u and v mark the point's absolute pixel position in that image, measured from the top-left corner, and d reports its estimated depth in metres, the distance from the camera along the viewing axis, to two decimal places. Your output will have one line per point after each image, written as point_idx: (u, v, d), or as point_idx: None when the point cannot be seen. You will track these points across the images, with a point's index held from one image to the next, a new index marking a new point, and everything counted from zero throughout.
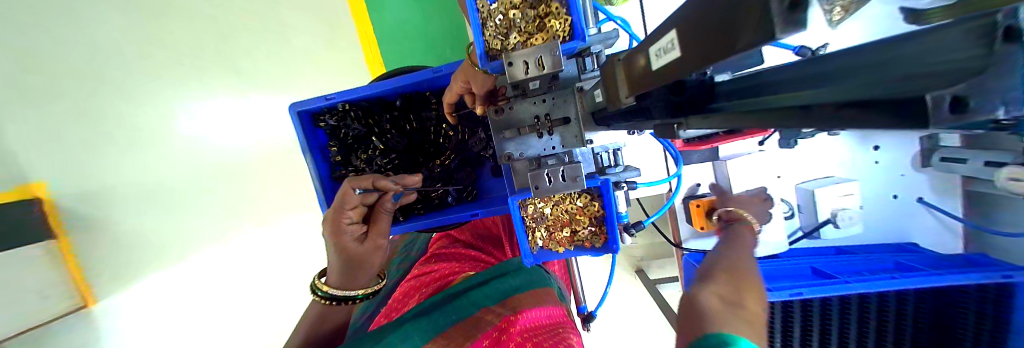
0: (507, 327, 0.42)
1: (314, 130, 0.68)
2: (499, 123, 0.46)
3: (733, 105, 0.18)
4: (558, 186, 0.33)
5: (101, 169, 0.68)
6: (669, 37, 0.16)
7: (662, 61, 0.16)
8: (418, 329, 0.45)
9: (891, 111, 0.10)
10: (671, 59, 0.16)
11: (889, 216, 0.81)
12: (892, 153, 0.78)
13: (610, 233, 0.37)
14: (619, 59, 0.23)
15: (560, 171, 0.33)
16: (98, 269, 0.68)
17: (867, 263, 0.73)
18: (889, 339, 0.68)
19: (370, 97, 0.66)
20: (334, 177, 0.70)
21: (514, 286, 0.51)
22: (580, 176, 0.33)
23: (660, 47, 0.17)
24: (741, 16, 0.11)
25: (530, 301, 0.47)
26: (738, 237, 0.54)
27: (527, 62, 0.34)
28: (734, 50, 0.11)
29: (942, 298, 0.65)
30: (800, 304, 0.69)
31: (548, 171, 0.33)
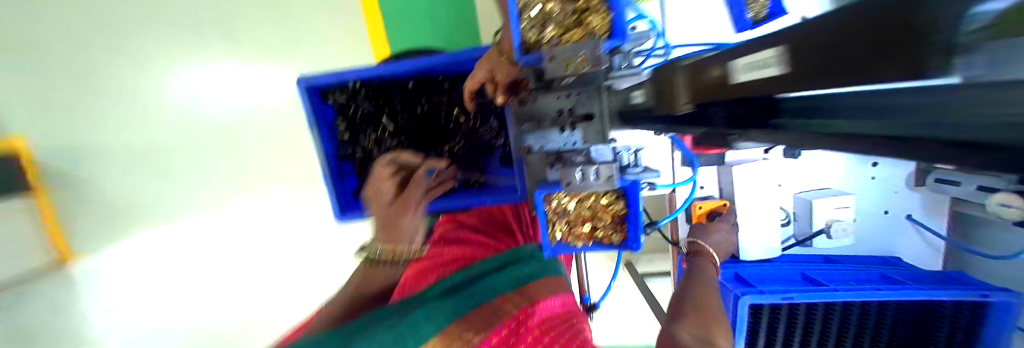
0: (526, 319, 0.46)
1: (322, 107, 0.66)
2: (520, 114, 0.46)
3: (797, 123, 0.18)
4: (589, 185, 0.34)
5: (69, 128, 0.80)
6: (767, 55, 0.16)
7: (752, 77, 0.17)
8: (439, 306, 0.43)
9: (972, 149, 0.10)
10: (767, 76, 0.16)
11: (881, 230, 0.83)
12: (890, 170, 0.80)
13: (631, 231, 0.37)
14: (683, 65, 0.22)
15: (594, 170, 0.33)
16: (72, 224, 0.81)
17: (857, 271, 0.76)
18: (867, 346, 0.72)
19: (381, 77, 0.64)
20: (340, 157, 0.68)
21: (528, 274, 0.54)
22: (613, 177, 0.34)
23: (751, 62, 0.17)
24: (895, 37, 0.10)
25: (542, 292, 0.51)
26: (700, 265, 0.58)
27: (566, 58, 0.33)
28: (886, 79, 0.11)
29: (923, 311, 0.67)
30: (790, 309, 0.71)
31: (581, 168, 0.34)
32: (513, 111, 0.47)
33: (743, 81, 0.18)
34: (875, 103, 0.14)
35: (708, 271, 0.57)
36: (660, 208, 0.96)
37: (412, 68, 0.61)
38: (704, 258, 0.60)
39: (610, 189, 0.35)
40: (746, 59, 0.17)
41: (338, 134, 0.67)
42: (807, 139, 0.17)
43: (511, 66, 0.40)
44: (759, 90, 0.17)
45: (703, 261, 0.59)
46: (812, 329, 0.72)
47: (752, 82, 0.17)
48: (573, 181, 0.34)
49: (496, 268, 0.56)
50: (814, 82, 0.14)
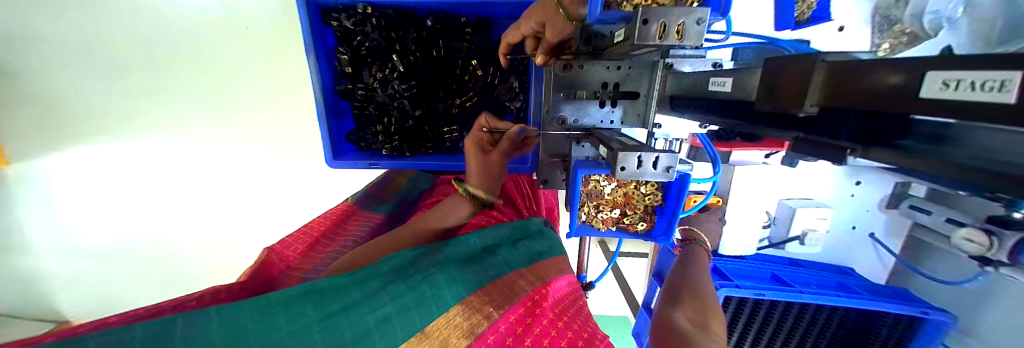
0: (542, 298, 0.42)
1: (321, 30, 0.57)
2: (561, 80, 0.42)
3: (930, 151, 0.15)
4: (644, 173, 0.28)
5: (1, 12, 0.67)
6: (999, 74, 0.11)
7: (955, 95, 0.13)
8: (459, 273, 0.41)
9: None
10: (981, 100, 0.12)
11: (845, 243, 0.90)
12: (871, 189, 0.83)
13: (659, 223, 0.37)
14: (826, 62, 0.18)
15: (655, 158, 0.27)
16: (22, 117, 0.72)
17: (817, 277, 0.83)
18: (810, 341, 0.81)
19: (398, 6, 0.56)
20: (338, 91, 0.61)
21: (539, 250, 0.54)
22: (674, 168, 0.28)
23: (962, 78, 0.12)
24: None
25: (552, 270, 0.50)
26: (697, 257, 0.61)
27: (663, 24, 0.26)
28: None
29: (867, 316, 0.76)
30: (755, 304, 0.76)
31: (641, 153, 0.27)
32: (553, 75, 0.42)
33: (929, 97, 0.13)
34: None
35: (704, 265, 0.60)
36: None
37: (438, 1, 0.54)
38: (700, 249, 0.64)
39: (663, 180, 0.29)
40: (952, 72, 0.13)
41: (338, 64, 0.59)
42: (936, 172, 0.15)
43: (568, 23, 0.34)
44: (956, 112, 0.13)
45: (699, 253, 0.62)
46: (769, 323, 0.79)
47: (941, 101, 0.13)
48: (622, 167, 0.28)
49: (508, 240, 0.55)
50: (977, 113, 0.12)
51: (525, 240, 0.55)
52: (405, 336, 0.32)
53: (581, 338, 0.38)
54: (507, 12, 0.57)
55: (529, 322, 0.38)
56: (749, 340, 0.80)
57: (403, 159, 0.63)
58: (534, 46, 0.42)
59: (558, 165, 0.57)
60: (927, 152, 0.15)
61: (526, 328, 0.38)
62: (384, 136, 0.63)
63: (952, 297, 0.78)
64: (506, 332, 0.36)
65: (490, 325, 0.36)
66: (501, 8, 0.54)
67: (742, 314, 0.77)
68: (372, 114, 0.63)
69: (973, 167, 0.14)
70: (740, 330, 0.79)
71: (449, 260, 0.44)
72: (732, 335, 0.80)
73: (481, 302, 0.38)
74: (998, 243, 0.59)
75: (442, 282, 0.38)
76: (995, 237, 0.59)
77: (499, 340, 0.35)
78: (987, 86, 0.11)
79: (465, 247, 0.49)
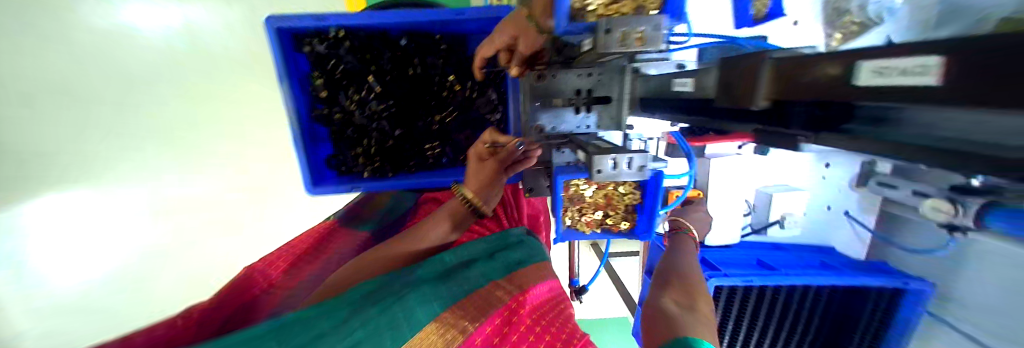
0: (520, 304, 0.45)
1: (294, 56, 0.57)
2: (536, 90, 0.43)
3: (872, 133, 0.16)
4: (620, 173, 0.29)
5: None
6: (921, 60, 0.12)
7: (886, 82, 0.13)
8: (430, 295, 0.41)
9: None
10: (907, 85, 0.13)
11: (822, 223, 0.95)
12: (840, 170, 0.89)
13: (642, 221, 0.37)
14: (774, 58, 0.19)
15: (629, 158, 0.29)
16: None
17: (799, 259, 0.86)
18: (801, 322, 0.82)
19: (371, 28, 0.56)
20: (314, 116, 0.60)
21: (516, 260, 0.55)
22: (647, 167, 0.29)
23: (889, 66, 0.13)
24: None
25: (529, 278, 0.51)
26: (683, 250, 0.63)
27: (624, 34, 0.27)
28: None
29: (851, 292, 0.79)
30: (745, 291, 0.78)
31: (615, 156, 0.28)
32: (529, 86, 0.43)
33: (865, 85, 0.14)
34: None
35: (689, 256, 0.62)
36: None
37: (411, 20, 0.55)
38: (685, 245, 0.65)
39: (639, 179, 0.31)
40: (883, 60, 0.13)
41: (314, 90, 0.59)
42: (878, 153, 0.17)
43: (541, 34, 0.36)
44: (885, 97, 0.14)
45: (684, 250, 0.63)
46: (761, 308, 0.80)
47: (876, 89, 0.14)
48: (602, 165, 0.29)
49: (483, 254, 0.55)
50: (902, 96, 0.13)
51: (500, 252, 0.56)
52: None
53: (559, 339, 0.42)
54: (479, 27, 0.59)
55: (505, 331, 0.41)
56: (744, 328, 0.82)
57: (386, 179, 0.62)
58: (507, 57, 0.43)
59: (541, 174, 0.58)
60: (869, 134, 0.16)
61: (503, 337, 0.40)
62: (364, 158, 0.62)
63: (925, 266, 0.79)
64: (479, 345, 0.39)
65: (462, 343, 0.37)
66: (473, 24, 0.56)
67: (734, 303, 0.78)
68: (351, 137, 0.62)
69: (912, 145, 0.15)
70: (734, 319, 0.80)
71: (421, 281, 0.44)
72: (727, 325, 0.81)
73: (454, 322, 0.39)
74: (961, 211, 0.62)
75: (413, 304, 0.38)
76: (960, 204, 0.61)
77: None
78: (914, 70, 0.12)
79: (437, 266, 0.49)
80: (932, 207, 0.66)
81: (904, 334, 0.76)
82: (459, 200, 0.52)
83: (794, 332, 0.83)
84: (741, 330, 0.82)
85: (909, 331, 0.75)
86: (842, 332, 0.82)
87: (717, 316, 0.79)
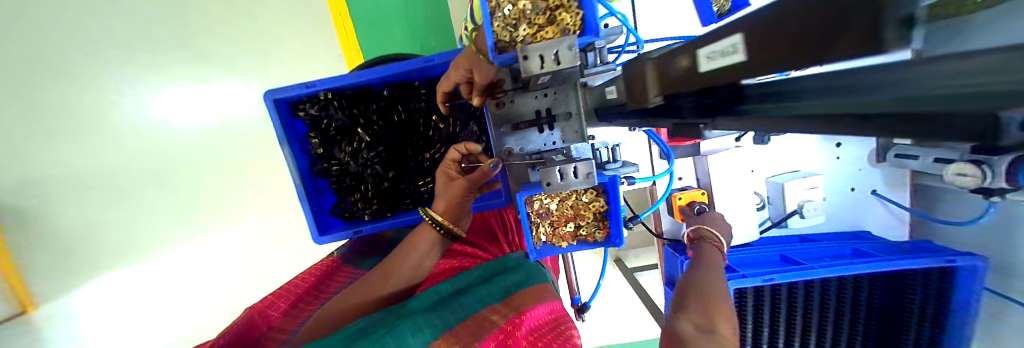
0: (512, 329, 0.48)
1: (292, 122, 0.63)
2: (499, 117, 0.45)
3: (759, 109, 0.19)
4: (569, 182, 0.32)
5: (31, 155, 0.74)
6: (732, 41, 0.16)
7: (718, 63, 0.17)
8: (423, 323, 0.46)
9: (964, 124, 0.10)
10: (732, 63, 0.16)
11: (850, 207, 0.87)
12: (852, 147, 0.84)
13: (614, 228, 0.37)
14: (651, 58, 0.23)
15: (573, 167, 0.31)
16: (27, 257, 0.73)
17: (828, 248, 0.80)
18: (846, 318, 0.75)
19: (355, 86, 0.62)
20: (314, 171, 0.66)
21: (514, 282, 0.57)
22: (592, 172, 0.32)
23: (714, 51, 0.17)
24: (847, 25, 0.11)
25: (524, 303, 0.52)
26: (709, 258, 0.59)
27: (541, 55, 0.32)
28: (868, 54, 0.10)
29: (894, 276, 0.71)
30: (773, 291, 0.72)
31: (560, 167, 0.31)
32: (490, 113, 0.45)
33: (703, 71, 0.18)
34: (857, 82, 0.14)
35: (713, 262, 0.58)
36: (642, 201, 0.98)
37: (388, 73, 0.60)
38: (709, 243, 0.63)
39: (589, 185, 0.33)
40: (710, 48, 0.18)
41: (312, 148, 0.65)
42: (786, 127, 0.18)
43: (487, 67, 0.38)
44: (729, 76, 0.17)
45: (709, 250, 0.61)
46: (796, 307, 0.74)
47: (729, 67, 0.17)
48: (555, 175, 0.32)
49: (482, 279, 0.59)
50: (775, 68, 0.14)
51: (499, 274, 0.59)
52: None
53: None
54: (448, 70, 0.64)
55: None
56: (781, 331, 0.75)
57: (384, 220, 0.66)
58: (468, 90, 0.46)
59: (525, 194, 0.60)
60: (761, 109, 0.18)
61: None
62: (363, 202, 0.67)
63: (977, 239, 0.71)
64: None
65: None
66: (442, 68, 0.61)
67: (764, 304, 0.73)
68: (349, 185, 0.67)
69: (807, 113, 0.16)
70: (768, 322, 0.74)
71: (418, 310, 0.50)
72: (762, 330, 0.74)
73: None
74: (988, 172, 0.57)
75: (405, 335, 0.44)
76: (985, 166, 0.57)
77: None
78: (729, 50, 0.16)
79: (436, 294, 0.54)
80: (957, 173, 0.60)
81: (965, 320, 0.67)
82: (433, 226, 0.54)
83: (840, 331, 0.75)
84: (779, 334, 0.75)
85: (970, 316, 0.66)
86: (896, 326, 0.73)
87: (748, 320, 0.73)
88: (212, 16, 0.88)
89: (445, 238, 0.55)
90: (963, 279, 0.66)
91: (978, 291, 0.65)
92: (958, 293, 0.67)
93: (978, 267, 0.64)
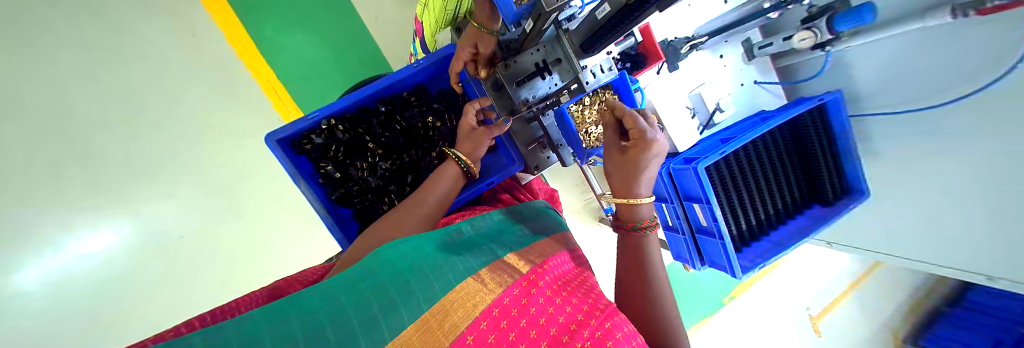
0: (537, 277, 0.48)
1: (296, 158, 0.68)
2: (509, 76, 0.58)
3: None
4: (600, 77, 0.57)
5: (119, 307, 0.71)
6: None
7: None
8: (460, 261, 0.48)
9: None
10: None
11: (744, 99, 1.14)
12: (732, 56, 1.10)
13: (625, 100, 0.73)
14: None
15: (599, 65, 0.56)
16: None
17: (748, 123, 1.03)
18: (779, 171, 0.97)
19: (352, 106, 0.70)
20: (332, 198, 0.70)
21: (520, 242, 0.61)
22: (612, 66, 0.57)
23: None
24: None
25: (546, 254, 0.56)
26: (635, 205, 0.55)
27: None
28: None
29: (792, 124, 0.98)
30: (725, 165, 0.92)
31: (592, 67, 0.56)
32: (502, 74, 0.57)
33: None
34: None
35: (640, 209, 0.55)
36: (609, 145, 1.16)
37: (382, 87, 0.71)
38: (643, 184, 0.56)
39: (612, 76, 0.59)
40: None
41: (322, 177, 0.69)
42: None
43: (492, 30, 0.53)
44: None
45: (631, 194, 0.55)
46: (747, 173, 0.94)
47: None
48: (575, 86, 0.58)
49: (495, 232, 0.64)
50: None
51: (510, 230, 0.65)
52: (427, 302, 0.37)
53: (577, 315, 0.42)
54: (431, 73, 0.76)
55: (527, 300, 0.43)
56: (744, 197, 0.95)
57: None
58: (474, 67, 0.64)
59: (537, 150, 0.78)
60: None
61: (526, 303, 0.43)
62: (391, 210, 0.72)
63: (829, 79, 1.04)
64: (500, 314, 0.40)
65: (487, 305, 0.40)
66: (428, 69, 0.72)
67: (727, 176, 0.92)
68: (372, 200, 0.72)
69: None
70: (731, 191, 0.93)
71: (450, 252, 0.51)
72: (732, 198, 0.93)
73: (489, 284, 0.44)
74: (819, 31, 0.83)
75: (449, 266, 0.45)
76: (814, 28, 0.84)
77: (494, 322, 0.38)
78: None
79: (461, 241, 0.57)
80: (800, 38, 0.86)
81: (848, 134, 0.92)
82: (456, 162, 0.66)
83: (781, 182, 0.98)
84: (743, 199, 0.95)
85: (849, 130, 0.92)
86: (809, 161, 1.00)
87: (722, 194, 0.92)
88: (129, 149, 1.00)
89: (464, 173, 0.67)
90: (833, 107, 0.92)
91: (844, 109, 0.90)
92: (832, 114, 0.92)
93: (839, 96, 0.90)
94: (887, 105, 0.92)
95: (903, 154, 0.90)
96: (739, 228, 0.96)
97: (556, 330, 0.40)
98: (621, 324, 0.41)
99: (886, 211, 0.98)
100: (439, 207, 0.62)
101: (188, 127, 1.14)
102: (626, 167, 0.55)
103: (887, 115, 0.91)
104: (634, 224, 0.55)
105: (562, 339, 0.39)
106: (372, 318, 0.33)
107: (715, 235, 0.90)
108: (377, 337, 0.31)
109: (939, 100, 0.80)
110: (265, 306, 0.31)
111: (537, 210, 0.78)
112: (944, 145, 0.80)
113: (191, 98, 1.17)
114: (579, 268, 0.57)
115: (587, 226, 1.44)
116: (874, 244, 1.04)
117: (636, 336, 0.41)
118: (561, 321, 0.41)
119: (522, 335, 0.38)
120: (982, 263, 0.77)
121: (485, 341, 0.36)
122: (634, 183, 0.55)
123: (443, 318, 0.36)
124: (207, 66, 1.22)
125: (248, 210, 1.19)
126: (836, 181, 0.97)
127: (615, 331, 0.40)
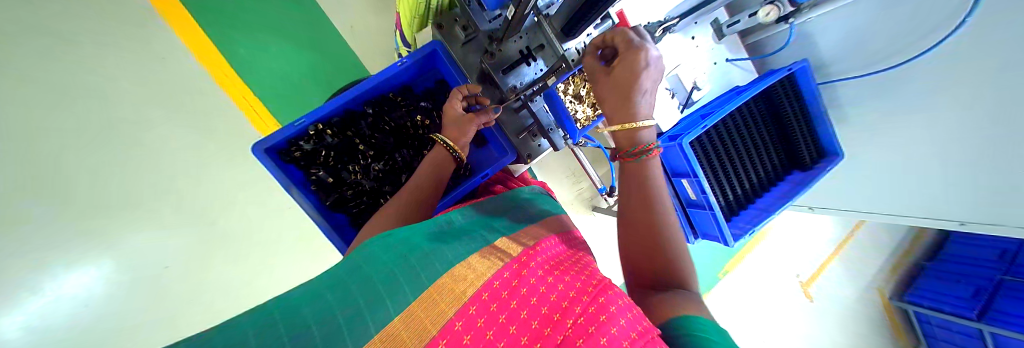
0: (529, 258, 0.46)
1: (285, 167, 0.70)
2: (496, 64, 0.63)
3: None
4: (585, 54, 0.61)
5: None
6: None
7: None
8: (450, 250, 0.47)
9: None
10: None
11: (719, 79, 1.18)
12: (705, 37, 1.10)
13: None
14: None
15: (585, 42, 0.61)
16: None
17: (725, 98, 1.07)
18: (757, 141, 1.01)
19: (339, 110, 0.73)
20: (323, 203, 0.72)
21: (511, 227, 0.61)
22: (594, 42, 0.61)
23: None
24: None
25: (539, 237, 0.55)
26: (635, 129, 0.52)
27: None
28: None
29: (767, 96, 1.02)
30: (706, 138, 0.96)
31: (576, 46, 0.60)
32: (488, 63, 0.63)
33: None
34: None
35: (639, 131, 0.52)
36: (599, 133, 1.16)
37: (367, 89, 0.73)
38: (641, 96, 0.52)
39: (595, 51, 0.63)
40: None
41: (312, 184, 0.72)
42: None
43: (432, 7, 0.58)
44: None
45: (628, 118, 0.52)
46: (726, 145, 0.97)
47: None
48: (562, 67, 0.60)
49: (487, 219, 0.64)
50: None
51: (502, 216, 0.66)
52: (415, 293, 0.37)
53: (569, 292, 0.39)
54: (416, 71, 0.78)
55: (517, 282, 0.40)
56: (724, 170, 0.99)
57: None
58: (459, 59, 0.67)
59: (528, 139, 0.80)
60: None
61: (517, 284, 0.40)
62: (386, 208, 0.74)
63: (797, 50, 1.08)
64: (490, 298, 0.38)
65: (475, 289, 0.38)
66: (411, 66, 0.74)
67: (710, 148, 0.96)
68: (367, 203, 0.74)
69: None
70: (710, 165, 0.97)
71: (440, 241, 0.50)
72: (716, 169, 0.97)
73: (478, 268, 0.43)
74: (781, 5, 0.88)
75: (438, 256, 0.45)
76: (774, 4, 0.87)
77: (483, 306, 0.36)
78: None
79: (452, 230, 0.57)
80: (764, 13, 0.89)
81: (815, 100, 0.97)
82: (443, 146, 0.67)
83: (760, 150, 1.03)
84: (724, 173, 0.99)
85: (816, 97, 0.96)
86: (782, 129, 1.05)
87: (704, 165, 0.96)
88: (101, 191, 0.99)
89: (454, 159, 0.68)
90: (800, 76, 0.95)
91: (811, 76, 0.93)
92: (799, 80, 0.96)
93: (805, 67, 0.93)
94: (852, 69, 0.96)
95: (877, 112, 0.94)
96: (725, 198, 1.01)
97: (548, 309, 0.37)
98: (614, 299, 0.36)
99: (864, 170, 1.03)
100: (435, 192, 0.64)
101: (167, 156, 1.10)
102: (619, 86, 0.52)
103: (855, 80, 0.95)
104: (632, 149, 0.52)
105: (554, 317, 0.36)
106: (358, 313, 0.33)
107: (704, 206, 0.93)
108: (362, 328, 0.31)
109: (896, 62, 0.86)
110: (256, 306, 0.33)
111: (530, 196, 0.77)
112: (921, 105, 0.84)
113: (160, 124, 1.11)
114: (574, 248, 0.57)
115: (579, 214, 1.47)
116: (855, 202, 1.09)
117: (636, 310, 0.35)
118: (554, 299, 0.38)
119: (512, 318, 0.35)
120: (975, 213, 0.83)
121: (474, 326, 0.34)
122: (627, 103, 0.52)
123: (432, 306, 0.36)
124: (178, 91, 1.15)
125: (235, 233, 1.14)
126: (811, 145, 1.03)
127: (609, 305, 0.35)
